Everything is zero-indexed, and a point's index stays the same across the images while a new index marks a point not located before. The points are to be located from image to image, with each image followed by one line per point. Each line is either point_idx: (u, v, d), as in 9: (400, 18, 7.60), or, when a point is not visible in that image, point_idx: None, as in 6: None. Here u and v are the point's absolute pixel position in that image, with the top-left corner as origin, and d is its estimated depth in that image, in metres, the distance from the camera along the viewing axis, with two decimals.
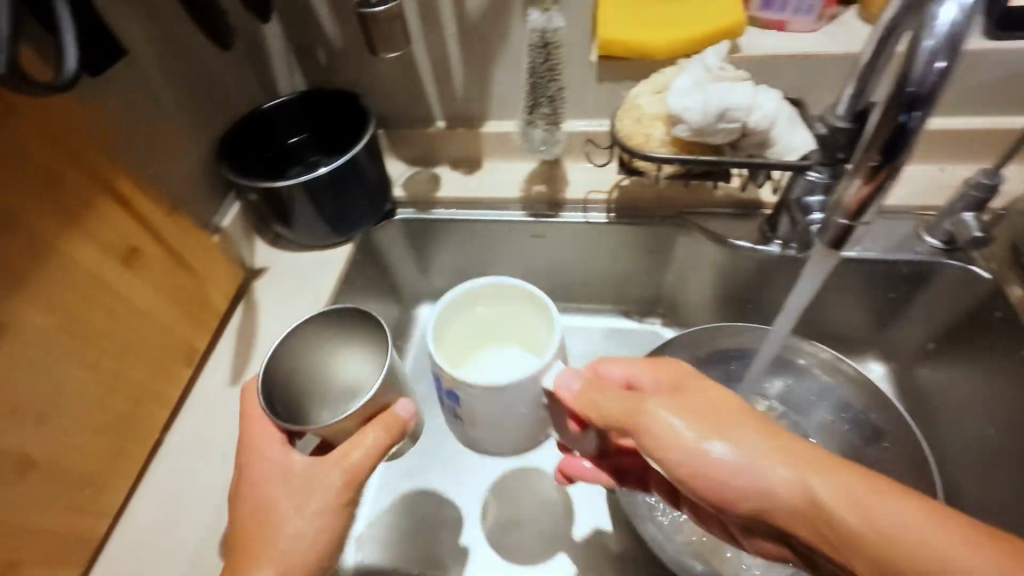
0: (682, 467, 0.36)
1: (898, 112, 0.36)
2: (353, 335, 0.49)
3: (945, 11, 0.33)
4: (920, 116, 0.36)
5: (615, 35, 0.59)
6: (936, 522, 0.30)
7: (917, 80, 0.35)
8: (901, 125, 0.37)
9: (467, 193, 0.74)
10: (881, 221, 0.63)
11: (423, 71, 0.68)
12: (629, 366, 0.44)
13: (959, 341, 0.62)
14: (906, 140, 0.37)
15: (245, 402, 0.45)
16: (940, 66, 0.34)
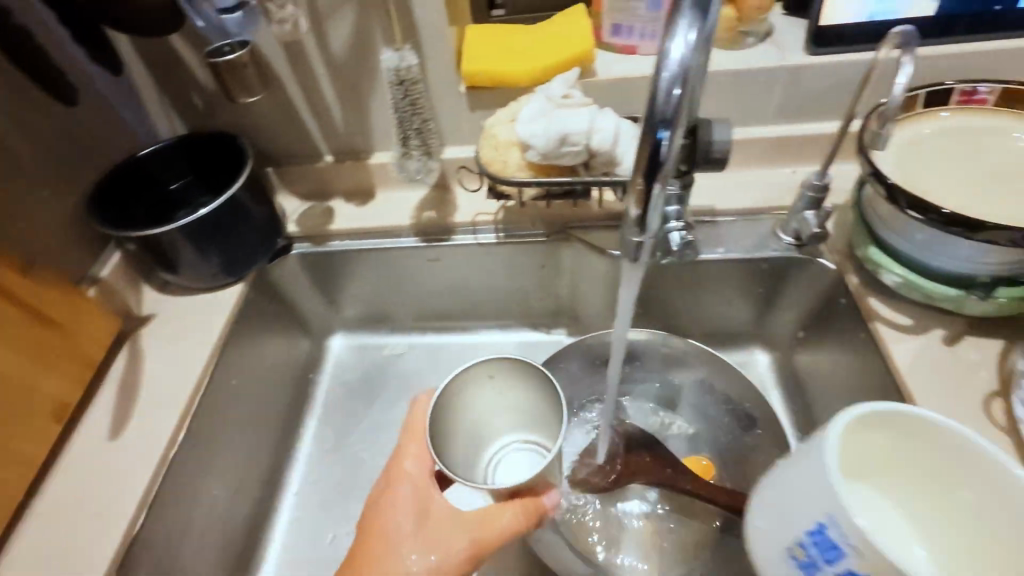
0: None
1: (654, 131, 0.34)
2: (519, 382, 0.53)
3: (675, 44, 0.32)
4: (670, 135, 0.35)
5: (477, 68, 0.63)
6: None
7: (662, 103, 0.34)
8: (658, 144, 0.34)
9: (361, 223, 0.76)
10: (743, 222, 0.69)
11: (301, 109, 0.69)
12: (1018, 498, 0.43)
13: (820, 327, 0.67)
14: (663, 158, 0.36)
15: (414, 420, 0.49)
16: (676, 92, 0.33)
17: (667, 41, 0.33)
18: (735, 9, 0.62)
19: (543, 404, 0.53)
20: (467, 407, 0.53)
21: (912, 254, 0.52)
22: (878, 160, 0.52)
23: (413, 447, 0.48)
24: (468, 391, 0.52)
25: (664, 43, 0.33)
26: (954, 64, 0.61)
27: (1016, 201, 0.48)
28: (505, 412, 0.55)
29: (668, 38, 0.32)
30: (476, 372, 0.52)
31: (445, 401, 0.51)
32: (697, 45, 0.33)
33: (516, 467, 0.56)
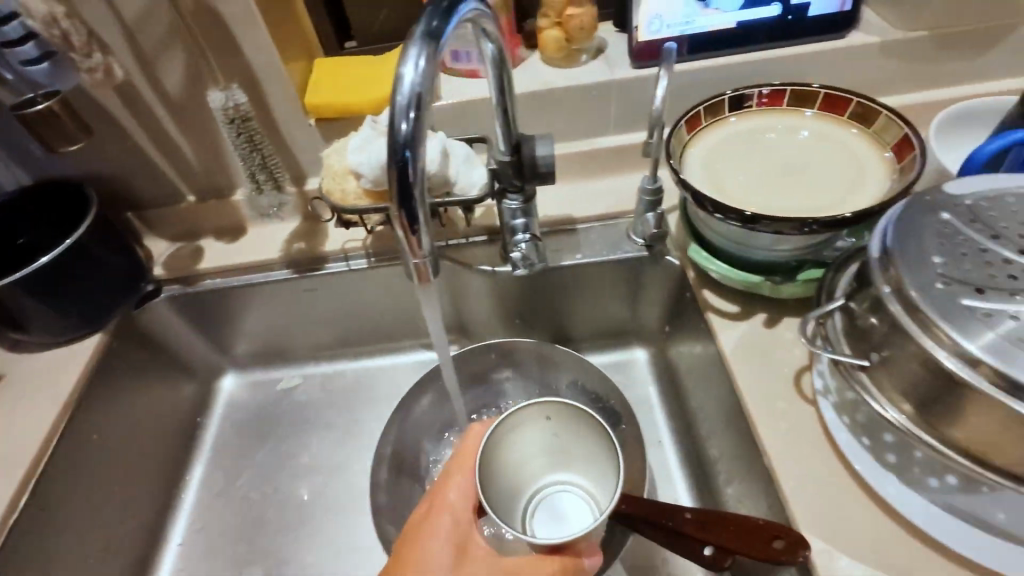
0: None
1: (398, 154, 0.33)
2: (577, 429, 0.48)
3: (406, 72, 0.33)
4: (417, 157, 0.33)
5: (320, 101, 0.65)
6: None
7: (405, 124, 0.33)
8: (405, 166, 0.34)
9: (231, 260, 0.75)
10: (600, 228, 0.72)
11: (151, 152, 0.68)
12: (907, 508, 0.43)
13: (678, 320, 0.71)
14: (419, 182, 0.34)
15: (470, 449, 0.46)
16: (411, 116, 0.33)
17: (398, 68, 0.33)
18: (562, 30, 0.66)
19: (595, 451, 0.48)
20: (520, 449, 0.48)
21: (727, 247, 0.56)
22: (687, 164, 0.56)
23: (461, 478, 0.45)
24: (522, 432, 0.47)
25: (396, 72, 0.33)
26: (762, 68, 0.66)
27: (802, 191, 0.52)
28: (522, 463, 0.49)
29: (399, 67, 0.33)
30: (533, 416, 0.47)
31: (500, 443, 0.46)
32: (429, 72, 0.34)
33: (577, 515, 0.50)
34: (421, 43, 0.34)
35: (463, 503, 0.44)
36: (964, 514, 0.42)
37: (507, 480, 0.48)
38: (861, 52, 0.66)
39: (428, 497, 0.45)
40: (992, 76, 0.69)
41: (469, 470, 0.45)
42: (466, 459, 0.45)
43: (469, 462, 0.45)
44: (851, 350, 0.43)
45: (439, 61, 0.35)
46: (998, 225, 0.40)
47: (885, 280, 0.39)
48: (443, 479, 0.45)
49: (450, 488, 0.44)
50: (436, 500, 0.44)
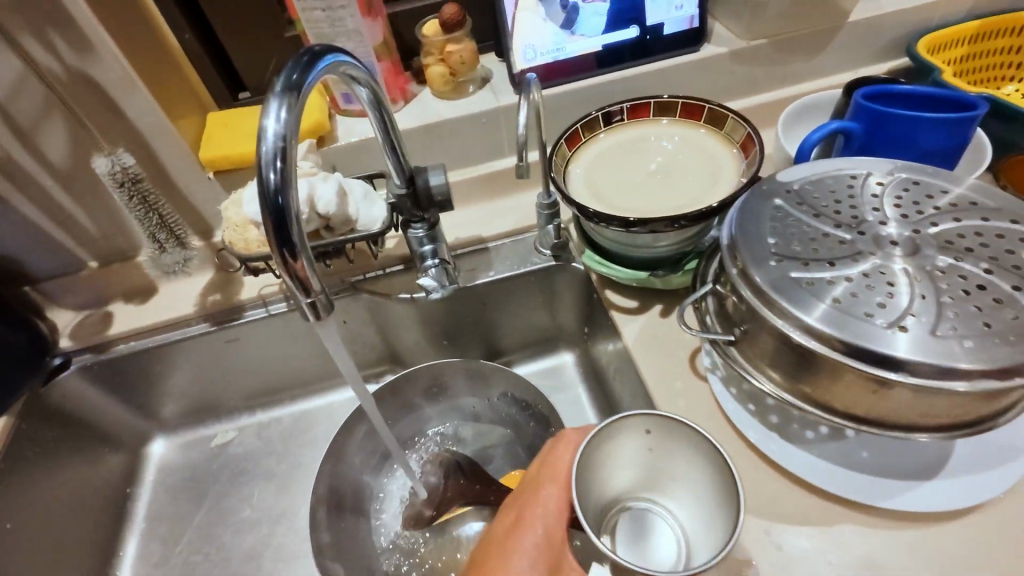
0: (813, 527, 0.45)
1: (271, 200, 0.35)
2: (680, 448, 0.42)
3: (268, 125, 0.35)
4: (287, 201, 0.35)
5: (214, 154, 0.65)
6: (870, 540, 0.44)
7: (268, 167, 0.35)
8: (281, 211, 0.36)
9: (143, 322, 0.74)
10: (510, 244, 0.76)
11: (42, 223, 0.67)
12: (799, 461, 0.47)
13: (593, 319, 0.76)
14: (292, 222, 0.36)
15: (555, 462, 0.44)
16: (278, 165, 0.35)
17: (261, 122, 0.36)
18: (446, 65, 0.70)
19: (698, 476, 0.42)
20: (613, 461, 0.43)
21: (615, 250, 0.61)
22: (571, 178, 0.62)
23: (553, 490, 0.42)
24: (617, 443, 0.42)
25: (259, 125, 0.36)
26: (632, 84, 0.73)
27: (670, 192, 0.58)
28: (615, 476, 0.44)
29: (261, 121, 0.36)
30: (631, 427, 0.41)
31: (596, 453, 0.41)
32: (292, 122, 0.36)
33: (663, 544, 0.43)
34: (281, 96, 0.36)
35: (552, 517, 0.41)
36: (837, 459, 0.47)
37: (597, 494, 0.43)
38: (714, 61, 0.74)
39: (514, 508, 0.43)
40: (828, 72, 0.79)
41: (559, 481, 0.42)
42: (555, 469, 0.43)
43: (559, 473, 0.43)
44: (721, 329, 0.48)
45: (301, 110, 0.37)
46: (820, 204, 0.46)
47: (733, 262, 0.44)
48: (528, 491, 0.44)
49: (538, 499, 0.42)
50: (523, 511, 0.42)
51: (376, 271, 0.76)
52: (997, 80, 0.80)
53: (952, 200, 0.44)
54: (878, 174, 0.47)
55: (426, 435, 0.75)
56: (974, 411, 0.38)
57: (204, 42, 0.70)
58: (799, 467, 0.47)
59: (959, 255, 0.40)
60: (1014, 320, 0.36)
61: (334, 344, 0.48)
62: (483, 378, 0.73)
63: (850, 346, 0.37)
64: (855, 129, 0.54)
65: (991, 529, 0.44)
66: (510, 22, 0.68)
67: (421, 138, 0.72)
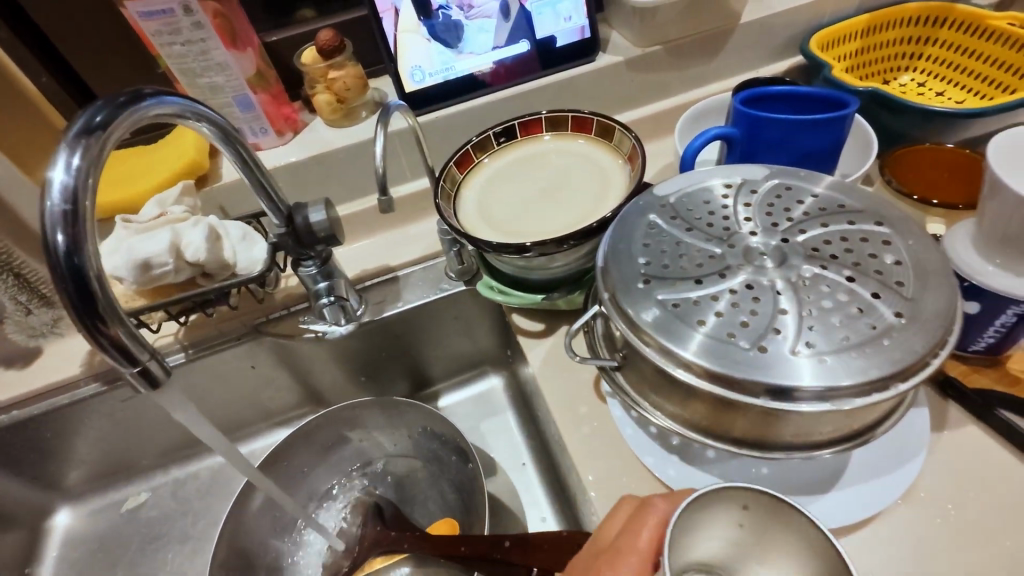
0: None
1: (62, 264, 0.32)
2: (781, 535, 0.34)
3: (55, 178, 0.32)
4: (81, 263, 0.32)
5: None
6: None
7: (55, 228, 0.32)
8: (78, 276, 0.32)
9: (24, 388, 0.68)
10: (419, 271, 0.73)
11: None
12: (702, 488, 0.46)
13: (511, 342, 0.74)
14: (92, 286, 0.33)
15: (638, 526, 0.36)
16: (67, 223, 0.32)
17: (47, 174, 0.32)
18: (331, 93, 0.68)
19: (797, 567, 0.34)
20: (699, 534, 0.35)
21: (513, 274, 0.59)
22: (462, 203, 0.59)
23: (631, 561, 0.35)
24: (707, 515, 0.34)
25: (44, 179, 0.32)
26: (529, 99, 0.72)
27: (560, 211, 0.56)
28: (701, 553, 0.35)
29: (47, 173, 0.32)
30: (728, 498, 0.34)
31: (685, 523, 0.33)
32: (87, 173, 0.33)
33: None
34: (73, 144, 0.33)
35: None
36: (736, 479, 0.45)
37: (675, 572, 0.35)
38: (610, 70, 0.73)
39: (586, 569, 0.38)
40: (729, 73, 0.79)
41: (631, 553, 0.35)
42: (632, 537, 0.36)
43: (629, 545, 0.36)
44: (608, 354, 0.46)
45: (101, 158, 0.34)
46: (693, 218, 0.44)
47: (605, 286, 0.42)
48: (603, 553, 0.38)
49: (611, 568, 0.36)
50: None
51: (279, 311, 0.71)
52: (893, 70, 0.82)
53: (821, 204, 0.43)
54: (751, 181, 0.46)
55: (345, 481, 0.71)
56: (847, 425, 0.37)
57: (67, 85, 0.65)
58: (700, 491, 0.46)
59: (824, 263, 0.39)
60: (873, 330, 0.35)
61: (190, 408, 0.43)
62: (400, 413, 0.69)
63: (714, 370, 0.35)
64: (734, 135, 0.53)
65: (890, 539, 0.42)
66: (391, 44, 0.65)
67: (312, 169, 0.68)
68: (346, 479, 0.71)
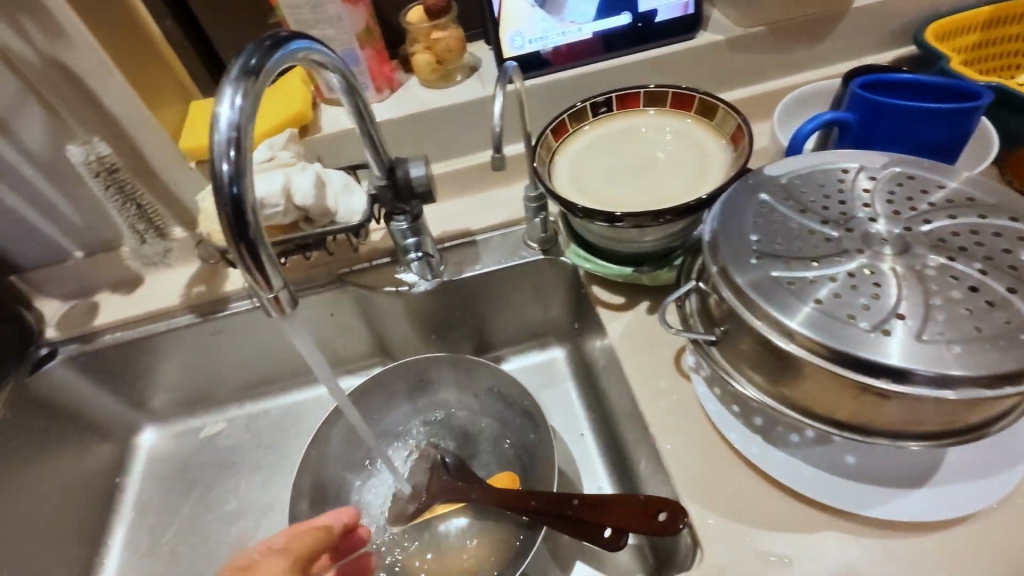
0: (793, 532, 0.44)
1: (223, 192, 0.34)
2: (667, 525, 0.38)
3: (222, 112, 0.34)
4: (243, 196, 0.34)
5: (205, 142, 0.64)
6: (850, 544, 0.43)
7: (223, 158, 0.34)
8: (236, 204, 0.35)
9: (127, 313, 0.73)
10: (498, 236, 0.75)
11: (25, 213, 0.66)
12: (786, 468, 0.46)
13: (582, 314, 0.75)
14: (248, 215, 0.35)
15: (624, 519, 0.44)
16: (231, 154, 0.34)
17: (213, 110, 0.34)
18: (432, 53, 0.69)
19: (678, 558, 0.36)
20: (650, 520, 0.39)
21: (602, 244, 0.60)
22: (557, 170, 0.60)
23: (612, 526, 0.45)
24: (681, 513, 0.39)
25: (211, 113, 0.34)
26: (625, 72, 0.71)
27: (655, 184, 0.56)
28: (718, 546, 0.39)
29: (214, 108, 0.34)
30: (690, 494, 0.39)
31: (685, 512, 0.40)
32: (247, 110, 0.35)
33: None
34: (235, 82, 0.35)
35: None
36: (822, 464, 0.46)
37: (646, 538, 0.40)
38: (711, 49, 0.71)
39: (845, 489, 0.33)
40: (834, 59, 0.76)
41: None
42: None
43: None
44: (703, 328, 0.47)
45: (258, 96, 0.36)
46: (807, 200, 0.44)
47: (713, 260, 0.42)
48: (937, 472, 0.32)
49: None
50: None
51: (363, 263, 0.74)
52: (1012, 68, 0.77)
53: (948, 196, 0.42)
54: (870, 168, 0.45)
55: (411, 431, 0.74)
56: (960, 419, 0.37)
57: (185, 30, 0.69)
58: (785, 472, 0.46)
59: (952, 254, 0.38)
60: (1006, 325, 0.34)
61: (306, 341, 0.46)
62: (470, 373, 0.72)
63: (832, 350, 0.35)
64: (849, 120, 0.52)
65: (983, 540, 0.42)
66: (496, 11, 0.65)
67: (406, 127, 0.70)
68: (410, 430, 0.74)
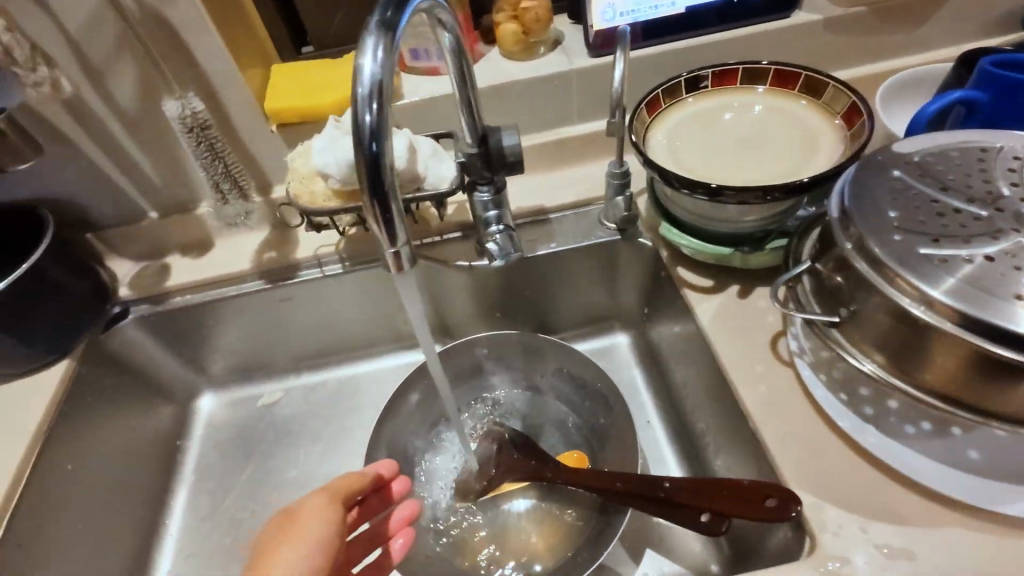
0: (913, 525, 0.42)
1: (364, 147, 0.33)
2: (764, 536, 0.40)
3: (365, 64, 0.33)
4: (385, 150, 0.33)
5: (290, 104, 0.64)
6: (974, 540, 0.41)
7: (368, 111, 0.33)
8: (375, 159, 0.34)
9: (198, 276, 0.73)
10: (573, 216, 0.73)
11: (107, 170, 0.66)
12: (903, 459, 0.44)
13: (655, 298, 0.73)
14: (387, 169, 0.34)
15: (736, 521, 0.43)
16: (374, 107, 0.33)
17: (357, 61, 0.33)
18: (518, 23, 0.68)
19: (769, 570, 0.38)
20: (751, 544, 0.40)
21: (695, 224, 0.58)
22: (652, 143, 0.58)
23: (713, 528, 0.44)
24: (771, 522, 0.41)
25: (355, 64, 0.33)
26: (716, 49, 0.68)
27: (759, 162, 0.55)
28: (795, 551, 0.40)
29: (357, 58, 0.33)
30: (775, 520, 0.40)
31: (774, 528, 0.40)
32: (388, 63, 0.33)
33: None
34: (377, 32, 0.34)
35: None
36: (943, 457, 0.44)
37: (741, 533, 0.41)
38: (807, 30, 0.68)
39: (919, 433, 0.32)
40: (930, 46, 0.73)
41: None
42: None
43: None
44: (822, 310, 0.45)
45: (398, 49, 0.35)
46: (947, 177, 0.41)
47: (848, 235, 0.41)
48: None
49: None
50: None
51: (435, 236, 0.73)
52: None
53: None
54: (1013, 147, 0.43)
55: (476, 409, 0.73)
56: None
57: None
58: (902, 463, 0.44)
59: None
60: None
61: (412, 303, 0.45)
62: (540, 351, 0.71)
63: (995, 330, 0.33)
64: (980, 99, 0.50)
65: None
66: None
67: (488, 98, 0.68)
68: (474, 406, 0.73)
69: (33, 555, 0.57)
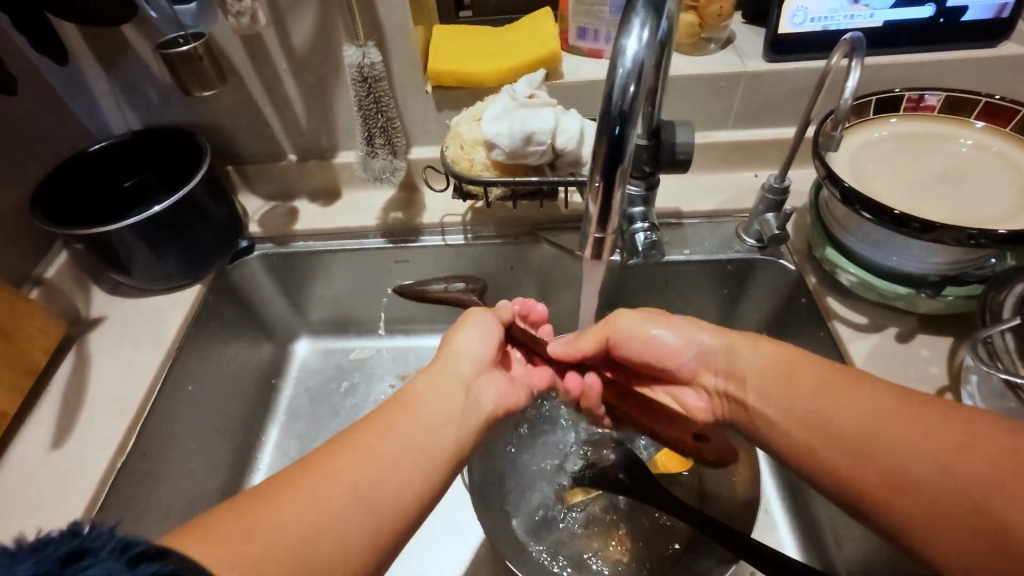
0: None
1: (609, 128, 0.33)
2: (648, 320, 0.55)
3: (630, 42, 0.31)
4: (633, 132, 0.32)
5: (452, 67, 0.62)
6: None
7: (628, 91, 0.32)
8: (615, 143, 0.33)
9: (324, 223, 0.73)
10: (708, 224, 0.69)
11: (263, 107, 0.67)
12: None
13: (781, 327, 0.67)
14: (626, 152, 0.33)
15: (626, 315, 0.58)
16: (631, 89, 0.32)
17: (619, 41, 0.31)
18: (697, 15, 0.64)
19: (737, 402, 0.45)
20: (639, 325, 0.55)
21: (865, 255, 0.55)
22: (833, 161, 0.54)
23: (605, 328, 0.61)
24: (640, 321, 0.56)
25: (620, 41, 0.32)
26: (906, 72, 0.63)
27: (958, 202, 0.50)
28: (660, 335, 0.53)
29: (623, 36, 0.32)
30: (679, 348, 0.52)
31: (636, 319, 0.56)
32: (650, 45, 0.32)
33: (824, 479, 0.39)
34: (644, 14, 0.32)
35: (470, 360, 0.50)
36: None
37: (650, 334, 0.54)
38: (1011, 63, 0.62)
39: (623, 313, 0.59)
40: None
41: (851, 462, 0.37)
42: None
43: (905, 504, 0.34)
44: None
45: (658, 34, 0.33)
46: None
47: None
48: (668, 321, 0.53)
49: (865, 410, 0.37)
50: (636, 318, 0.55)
51: (562, 222, 0.71)
52: None
53: None
54: None
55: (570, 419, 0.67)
56: None
57: None
58: None
59: None
60: None
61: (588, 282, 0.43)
62: None
63: None
64: None
65: None
66: None
67: None
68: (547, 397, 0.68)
69: (155, 464, 0.59)
